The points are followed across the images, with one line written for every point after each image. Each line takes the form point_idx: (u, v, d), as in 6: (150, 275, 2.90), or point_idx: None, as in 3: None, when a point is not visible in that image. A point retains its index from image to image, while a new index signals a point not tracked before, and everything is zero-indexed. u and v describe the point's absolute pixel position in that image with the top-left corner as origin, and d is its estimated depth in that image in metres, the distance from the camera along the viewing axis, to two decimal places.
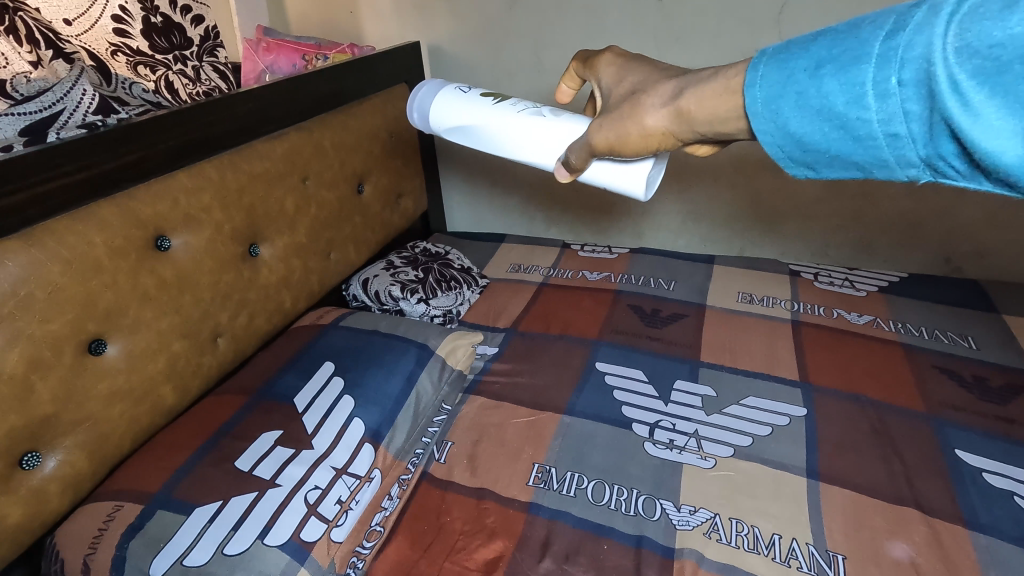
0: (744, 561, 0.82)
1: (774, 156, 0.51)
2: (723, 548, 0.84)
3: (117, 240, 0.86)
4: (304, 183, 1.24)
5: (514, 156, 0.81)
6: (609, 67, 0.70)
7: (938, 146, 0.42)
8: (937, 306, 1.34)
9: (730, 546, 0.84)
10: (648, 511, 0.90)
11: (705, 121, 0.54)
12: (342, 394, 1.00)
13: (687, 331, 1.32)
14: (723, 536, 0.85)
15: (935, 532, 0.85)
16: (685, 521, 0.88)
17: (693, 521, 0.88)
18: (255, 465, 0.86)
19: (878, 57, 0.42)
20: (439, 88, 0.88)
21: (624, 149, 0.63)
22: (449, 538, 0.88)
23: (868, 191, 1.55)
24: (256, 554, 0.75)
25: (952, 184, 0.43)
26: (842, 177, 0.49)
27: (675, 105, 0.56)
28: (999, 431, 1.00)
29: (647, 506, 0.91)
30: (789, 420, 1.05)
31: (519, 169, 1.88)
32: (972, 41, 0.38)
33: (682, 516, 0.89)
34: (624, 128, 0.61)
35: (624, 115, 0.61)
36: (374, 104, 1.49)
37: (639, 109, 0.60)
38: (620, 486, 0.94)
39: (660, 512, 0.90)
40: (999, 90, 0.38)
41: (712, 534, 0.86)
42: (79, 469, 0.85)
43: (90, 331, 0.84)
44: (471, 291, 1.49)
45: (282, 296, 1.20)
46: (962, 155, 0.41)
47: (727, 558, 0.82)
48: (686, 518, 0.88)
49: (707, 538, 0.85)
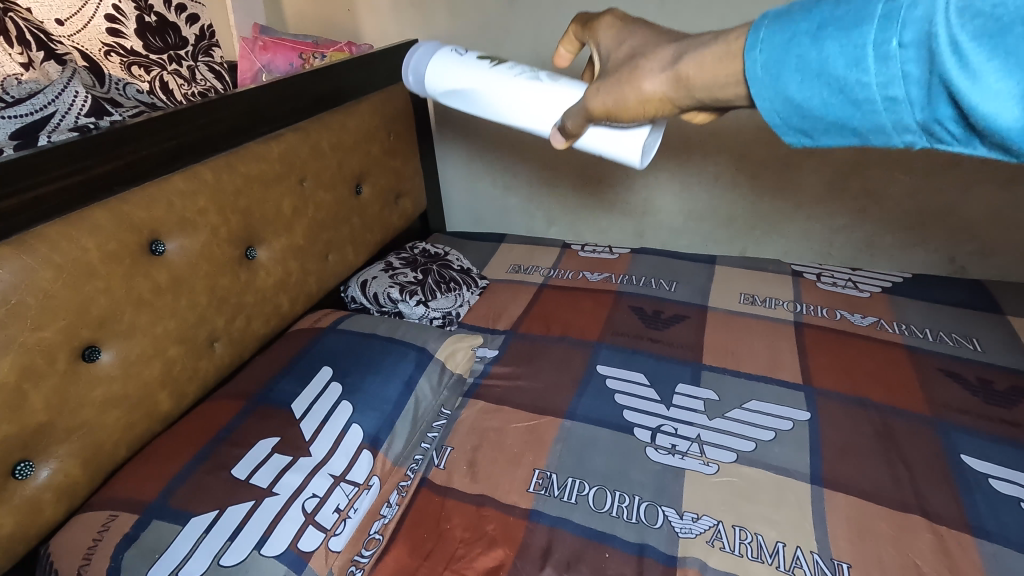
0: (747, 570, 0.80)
1: (772, 124, 0.49)
2: (726, 556, 0.83)
3: (110, 245, 0.84)
4: (301, 185, 1.23)
5: (507, 120, 0.79)
6: (608, 30, 0.64)
7: (935, 109, 0.41)
8: (942, 307, 1.33)
9: (733, 554, 0.83)
10: (651, 519, 0.89)
11: (704, 86, 0.51)
12: (340, 399, 0.99)
13: (689, 333, 1.30)
14: (727, 543, 0.84)
15: (941, 539, 0.84)
16: (689, 529, 0.87)
17: (697, 529, 0.87)
18: (252, 473, 0.84)
19: (880, 19, 0.41)
20: (435, 50, 0.85)
21: (622, 115, 0.58)
22: (449, 546, 0.87)
23: (871, 190, 1.53)
24: (253, 565, 0.74)
25: (946, 150, 0.43)
26: (838, 144, 0.47)
27: (674, 68, 0.52)
28: (1004, 435, 0.99)
29: (650, 514, 0.90)
30: (793, 425, 1.04)
31: (518, 168, 1.86)
32: (974, 1, 0.37)
33: (686, 523, 0.88)
34: (622, 91, 0.56)
35: (622, 78, 0.56)
36: (372, 103, 1.47)
37: (637, 71, 0.55)
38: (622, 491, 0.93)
39: (663, 519, 0.89)
40: (1000, 49, 0.37)
41: (715, 541, 0.85)
42: (74, 478, 0.83)
43: (84, 338, 0.82)
44: (470, 292, 1.47)
45: (280, 299, 1.19)
46: (957, 118, 0.41)
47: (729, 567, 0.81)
48: (690, 526, 0.87)
49: (710, 545, 0.84)
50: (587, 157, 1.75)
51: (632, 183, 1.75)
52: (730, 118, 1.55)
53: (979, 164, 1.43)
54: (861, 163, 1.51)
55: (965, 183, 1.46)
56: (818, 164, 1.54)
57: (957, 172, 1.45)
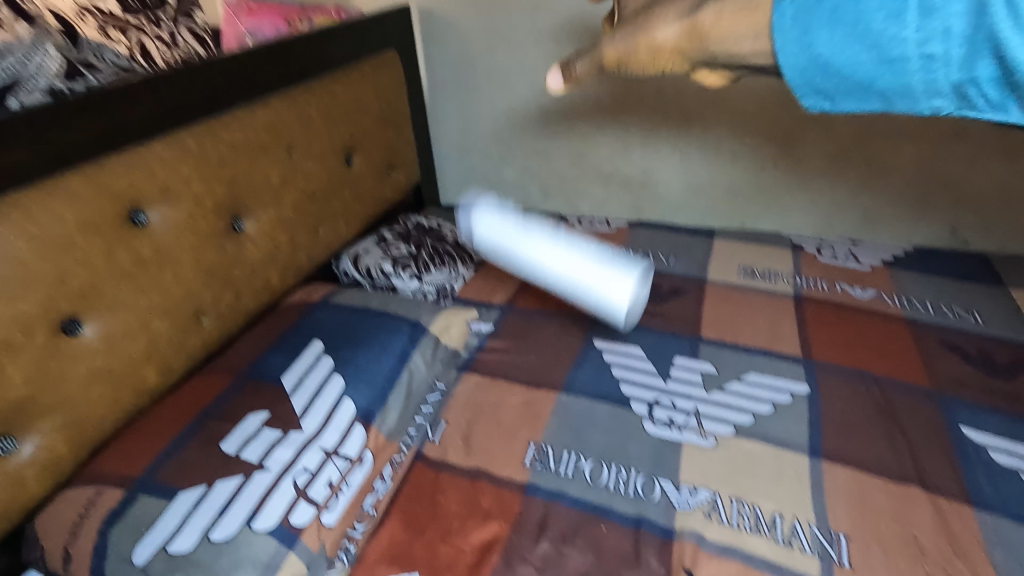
0: (649, 511, 0.85)
1: (794, 87, 0.53)
2: (631, 500, 0.87)
3: (88, 214, 0.81)
4: (290, 154, 1.19)
5: None
6: None
7: (973, 69, 0.46)
8: (944, 280, 1.31)
9: (639, 498, 0.87)
10: (577, 466, 0.93)
11: (726, 41, 0.55)
12: (332, 373, 0.96)
13: (687, 307, 1.28)
14: (637, 489, 0.88)
15: (939, 511, 0.83)
16: (605, 475, 0.91)
17: (611, 475, 0.91)
18: (241, 448, 0.82)
19: None
20: None
21: (633, 62, 0.64)
22: (444, 520, 0.86)
23: (874, 161, 1.50)
24: (243, 540, 0.73)
25: (973, 113, 0.48)
26: (858, 107, 0.52)
27: (693, 17, 0.56)
28: (1005, 408, 0.98)
29: (577, 462, 0.93)
30: (792, 397, 1.03)
31: (514, 140, 1.81)
32: None
33: (603, 470, 0.92)
34: (637, 39, 0.62)
35: (638, 26, 0.62)
36: (363, 71, 1.42)
37: (653, 20, 0.60)
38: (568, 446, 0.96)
39: (587, 466, 0.93)
40: None
41: (625, 486, 0.89)
42: (58, 454, 0.82)
43: (63, 310, 0.79)
44: (465, 266, 1.45)
45: (269, 273, 1.16)
46: (992, 79, 0.46)
47: (632, 509, 0.86)
48: (606, 473, 0.91)
49: (619, 490, 0.88)
50: (585, 127, 1.71)
51: (631, 155, 1.71)
52: (732, 87, 1.51)
53: (986, 134, 1.40)
54: (865, 133, 1.47)
55: (971, 153, 1.43)
56: (821, 134, 1.51)
57: (962, 142, 1.42)
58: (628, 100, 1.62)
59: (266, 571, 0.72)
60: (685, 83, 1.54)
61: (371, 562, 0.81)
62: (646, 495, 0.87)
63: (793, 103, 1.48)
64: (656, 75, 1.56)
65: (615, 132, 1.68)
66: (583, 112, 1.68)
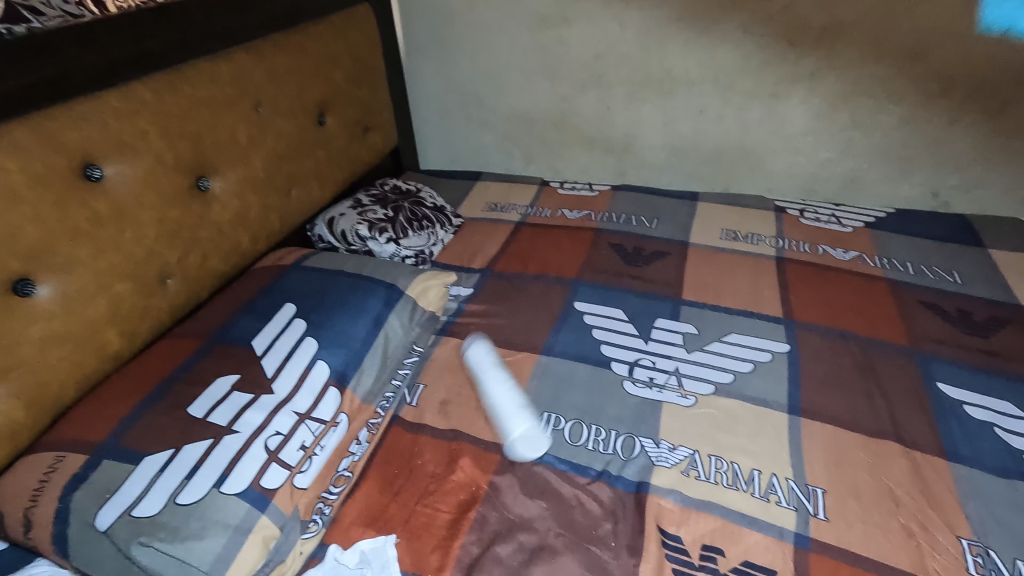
0: (513, 422, 0.88)
1: None
2: (506, 408, 0.90)
3: (36, 167, 0.76)
4: (257, 111, 1.13)
5: None
6: None
7: None
8: (924, 242, 1.31)
9: (514, 407, 0.90)
10: (485, 376, 0.96)
11: None
12: (304, 336, 0.94)
13: (670, 270, 1.27)
14: (516, 399, 0.92)
15: (915, 464, 0.83)
16: (499, 385, 0.94)
17: (504, 386, 0.94)
18: (210, 412, 0.80)
19: None
20: None
21: None
22: (421, 482, 0.84)
23: (860, 122, 1.48)
24: (212, 503, 0.71)
25: None
26: None
27: None
28: (981, 364, 0.99)
29: (487, 373, 0.97)
30: (772, 356, 1.03)
31: (495, 102, 1.76)
32: None
33: (500, 380, 0.95)
34: None
35: None
36: (334, 25, 1.35)
37: None
38: (491, 359, 0.99)
39: (491, 375, 0.96)
40: None
41: (509, 395, 0.92)
42: (15, 419, 0.78)
43: (13, 269, 0.75)
44: (444, 231, 1.41)
45: (239, 235, 1.12)
46: None
47: (503, 418, 0.89)
48: (501, 383, 0.94)
49: (502, 398, 0.92)
50: (567, 88, 1.66)
51: (614, 117, 1.67)
52: (717, 45, 1.47)
53: (971, 93, 1.38)
54: (850, 93, 1.45)
55: (956, 113, 1.41)
56: (807, 94, 1.48)
57: (947, 102, 1.40)
58: (611, 59, 1.57)
59: (237, 534, 0.70)
60: (670, 41, 1.50)
61: (347, 524, 0.79)
62: (523, 407, 0.91)
63: (779, 62, 1.45)
64: (640, 32, 1.51)
65: (598, 93, 1.64)
66: (565, 72, 1.63)
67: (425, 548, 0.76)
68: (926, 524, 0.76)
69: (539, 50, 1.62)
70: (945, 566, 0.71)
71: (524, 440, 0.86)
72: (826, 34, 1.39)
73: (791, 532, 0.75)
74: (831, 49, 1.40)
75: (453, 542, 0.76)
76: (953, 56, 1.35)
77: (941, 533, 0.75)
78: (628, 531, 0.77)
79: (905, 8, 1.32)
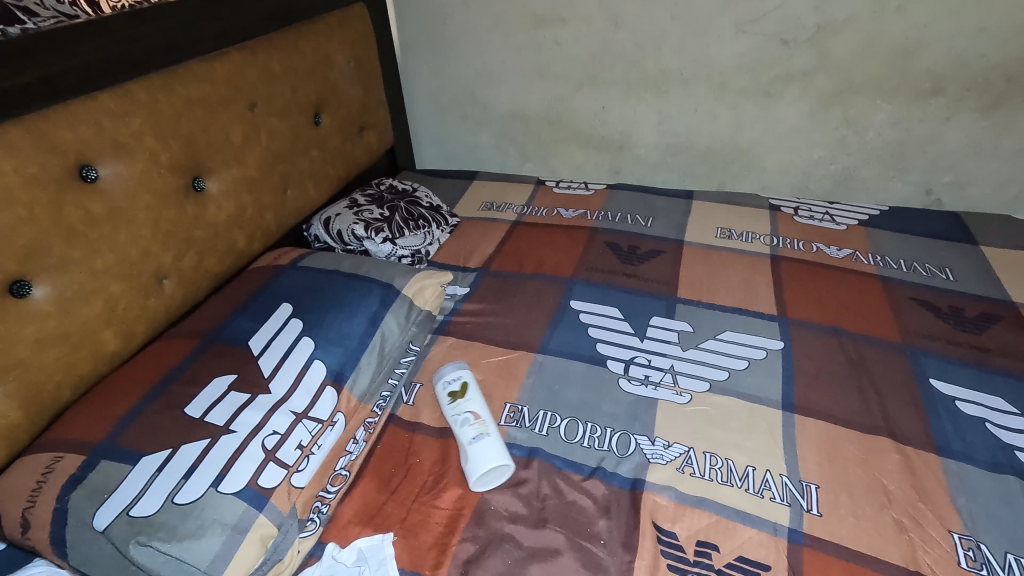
0: (469, 458, 0.83)
1: None
2: (461, 444, 0.86)
3: (31, 168, 0.76)
4: (252, 111, 1.13)
5: None
6: None
7: None
8: (917, 239, 1.32)
9: (466, 441, 0.86)
10: (446, 413, 0.91)
11: None
12: (301, 336, 0.94)
13: (664, 268, 1.27)
14: (470, 430, 0.87)
15: (907, 460, 0.84)
16: (455, 419, 0.89)
17: (459, 418, 0.89)
18: (207, 412, 0.80)
19: None
20: None
21: None
22: (418, 480, 0.85)
23: (853, 120, 1.49)
24: (210, 502, 0.71)
25: None
26: None
27: None
28: (972, 360, 1.00)
29: (447, 409, 0.92)
30: (766, 354, 1.04)
31: (490, 101, 1.76)
32: None
33: (455, 414, 0.90)
34: None
35: None
36: (328, 25, 1.35)
37: None
38: (449, 392, 0.94)
39: (448, 411, 0.91)
40: None
41: (462, 428, 0.87)
42: (12, 420, 0.78)
43: (9, 271, 0.75)
44: (440, 230, 1.41)
45: (235, 235, 1.12)
46: None
47: (460, 455, 0.85)
48: (456, 416, 0.89)
49: (457, 435, 0.87)
50: (562, 87, 1.66)
51: (609, 116, 1.67)
52: (711, 44, 1.47)
53: (963, 91, 1.39)
54: (844, 91, 1.46)
55: (948, 111, 1.42)
56: (801, 93, 1.49)
57: (940, 100, 1.41)
58: (606, 58, 1.57)
59: (234, 533, 0.70)
60: (664, 40, 1.50)
61: (344, 523, 0.80)
62: (477, 437, 0.85)
63: (773, 60, 1.46)
64: (634, 31, 1.51)
65: (593, 92, 1.64)
66: (560, 71, 1.64)
67: (422, 546, 0.76)
68: (917, 518, 0.76)
69: (534, 49, 1.62)
70: (936, 560, 0.72)
71: (486, 473, 0.82)
72: (819, 33, 1.40)
73: (784, 527, 0.76)
74: (824, 47, 1.41)
75: (450, 539, 0.77)
76: (945, 54, 1.36)
77: (933, 527, 0.75)
78: (624, 527, 0.77)
79: (897, 7, 1.33)
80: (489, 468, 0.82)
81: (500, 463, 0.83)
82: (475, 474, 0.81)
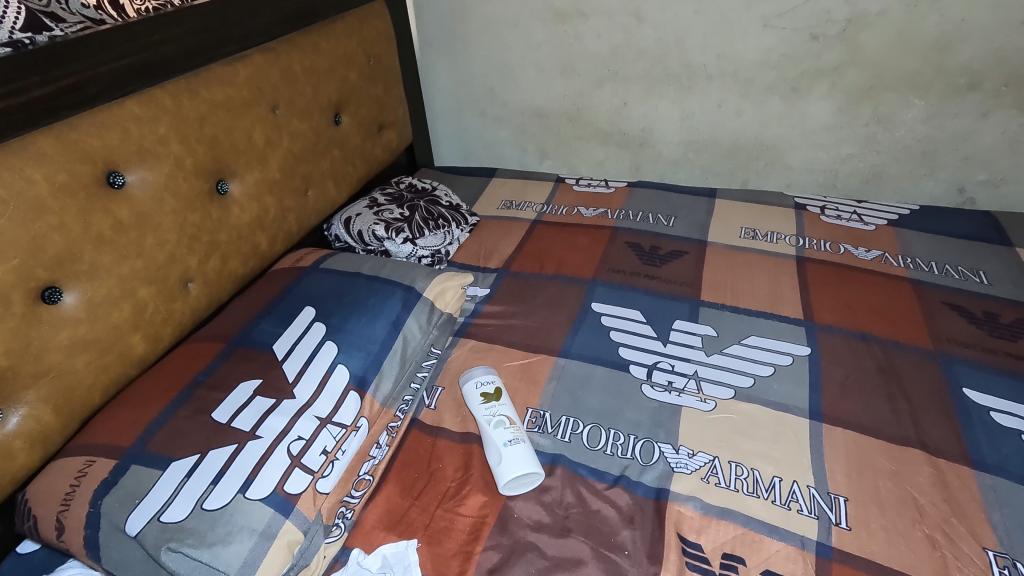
0: (502, 460, 0.84)
1: None
2: (494, 444, 0.86)
3: (61, 176, 0.77)
4: (273, 113, 1.13)
5: None
6: None
7: None
8: (949, 240, 1.28)
9: (501, 442, 0.86)
10: (477, 413, 0.91)
11: None
12: (324, 340, 0.94)
13: (687, 270, 1.25)
14: (505, 433, 0.87)
15: (940, 473, 0.82)
16: (489, 420, 0.89)
17: (494, 420, 0.89)
18: (233, 417, 0.81)
19: None
20: None
21: None
22: (441, 486, 0.85)
23: (883, 116, 1.45)
24: (238, 508, 0.72)
25: None
26: None
27: None
28: (1009, 369, 0.97)
29: (478, 409, 0.92)
30: (793, 360, 1.02)
31: (509, 97, 1.75)
32: None
33: (490, 414, 0.90)
34: None
35: None
36: (348, 23, 1.34)
37: None
38: (482, 393, 0.94)
39: (480, 411, 0.91)
40: None
41: (496, 429, 0.87)
42: (45, 424, 0.80)
43: (40, 279, 0.76)
44: (460, 229, 1.40)
45: (258, 236, 1.12)
46: None
47: (491, 456, 0.85)
48: (490, 417, 0.89)
49: (491, 435, 0.87)
50: (583, 83, 1.64)
51: (630, 112, 1.65)
52: (736, 39, 1.44)
53: (1001, 86, 1.34)
54: (873, 86, 1.42)
55: (984, 107, 1.37)
56: (829, 88, 1.45)
57: (975, 95, 1.37)
58: (627, 53, 1.55)
59: (262, 539, 0.71)
60: (688, 35, 1.47)
61: (369, 528, 0.80)
62: (512, 441, 0.86)
63: (800, 55, 1.42)
64: (658, 26, 1.48)
65: (614, 88, 1.62)
66: (581, 67, 1.61)
67: (445, 553, 0.76)
68: (951, 535, 0.75)
69: (555, 45, 1.60)
70: None
71: (518, 476, 0.83)
72: (849, 27, 1.36)
73: (812, 541, 0.75)
74: (854, 42, 1.37)
75: (474, 547, 0.77)
76: (981, 49, 1.31)
77: (966, 544, 0.74)
78: (649, 538, 0.77)
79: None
80: (522, 472, 0.82)
81: (534, 470, 0.83)
82: (509, 475, 0.82)
